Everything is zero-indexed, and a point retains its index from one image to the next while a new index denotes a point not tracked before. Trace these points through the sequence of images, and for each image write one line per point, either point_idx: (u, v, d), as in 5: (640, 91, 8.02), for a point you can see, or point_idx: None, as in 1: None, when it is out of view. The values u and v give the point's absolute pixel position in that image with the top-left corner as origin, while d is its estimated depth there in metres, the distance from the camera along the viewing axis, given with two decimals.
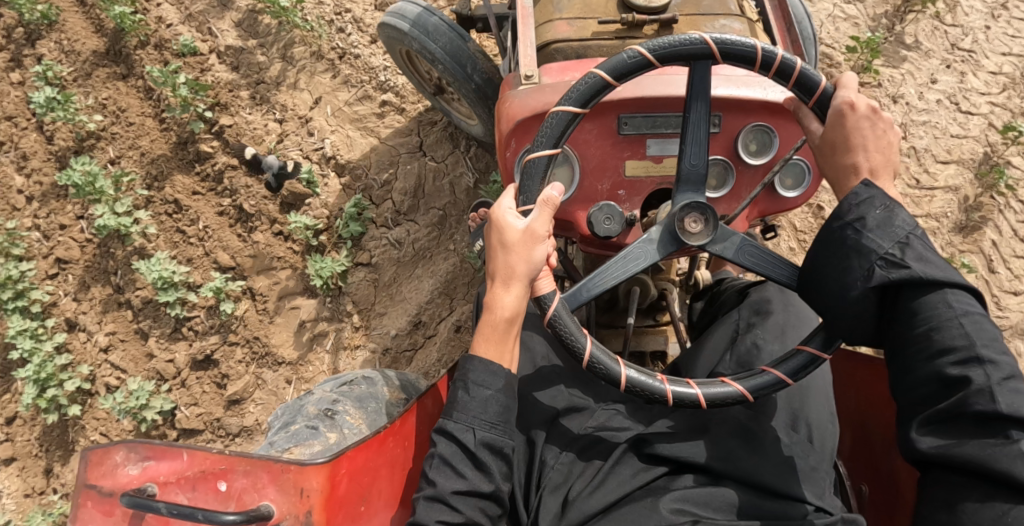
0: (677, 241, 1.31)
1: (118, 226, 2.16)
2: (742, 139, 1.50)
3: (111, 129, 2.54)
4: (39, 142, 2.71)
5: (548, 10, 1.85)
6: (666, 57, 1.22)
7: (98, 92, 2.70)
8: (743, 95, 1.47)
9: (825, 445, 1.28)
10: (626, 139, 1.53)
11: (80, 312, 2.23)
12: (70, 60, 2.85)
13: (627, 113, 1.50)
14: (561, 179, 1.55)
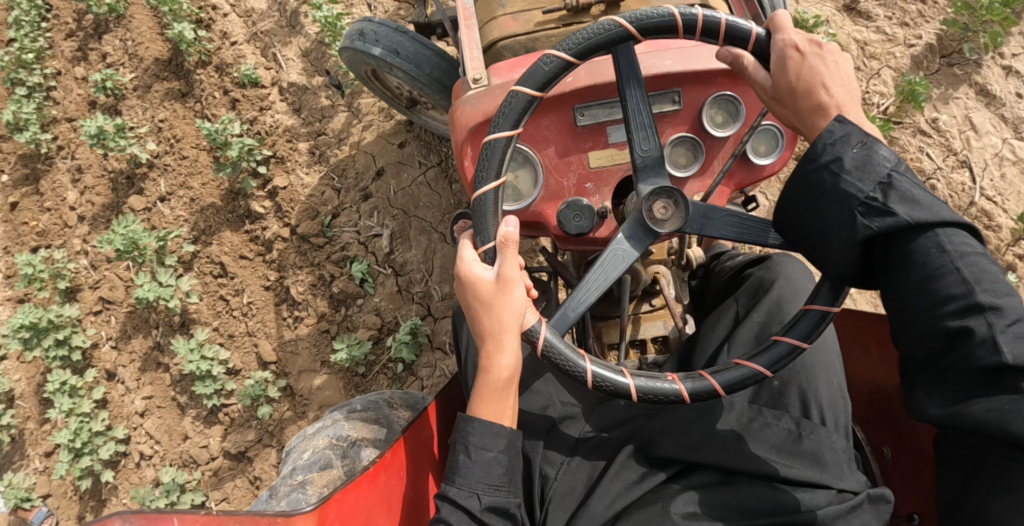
0: (651, 234, 1.15)
1: (158, 298, 2.02)
2: (706, 110, 1.29)
3: (164, 158, 2.41)
4: (94, 153, 2.61)
5: (490, 4, 1.62)
6: (589, 53, 1.11)
7: (155, 110, 2.58)
8: (693, 58, 1.28)
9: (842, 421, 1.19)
10: (585, 131, 1.33)
11: (119, 364, 2.16)
12: (133, 68, 2.74)
13: (582, 103, 1.31)
14: (525, 186, 1.34)
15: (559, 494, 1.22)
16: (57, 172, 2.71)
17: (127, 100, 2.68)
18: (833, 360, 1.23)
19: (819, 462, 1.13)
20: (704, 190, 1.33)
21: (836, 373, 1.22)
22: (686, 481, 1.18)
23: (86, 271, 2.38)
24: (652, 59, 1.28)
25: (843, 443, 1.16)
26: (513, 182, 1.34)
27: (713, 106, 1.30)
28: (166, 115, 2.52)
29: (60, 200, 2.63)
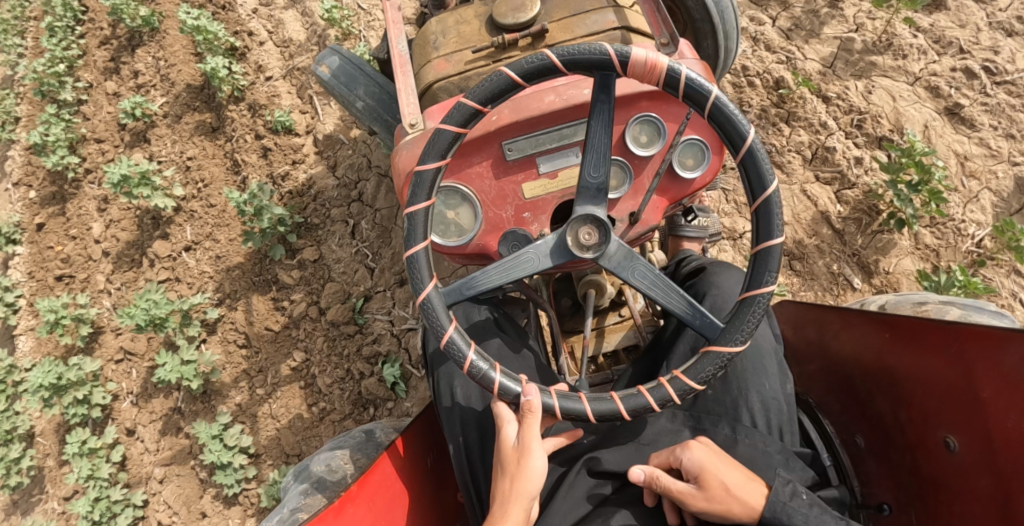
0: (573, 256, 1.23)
1: (180, 378, 1.94)
2: (628, 131, 1.34)
3: (191, 202, 2.31)
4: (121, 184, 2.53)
5: (425, 48, 1.72)
6: (524, 80, 1.20)
7: (184, 144, 2.48)
8: (611, 85, 1.34)
9: (779, 423, 1.32)
10: (515, 164, 1.37)
11: (139, 423, 2.11)
12: (164, 92, 2.64)
13: (509, 139, 1.36)
14: (465, 220, 1.38)
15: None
16: (85, 198, 2.64)
17: (156, 128, 2.58)
18: (765, 366, 1.34)
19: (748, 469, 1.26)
20: (634, 209, 1.37)
21: (771, 379, 1.33)
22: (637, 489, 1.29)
23: (111, 315, 2.32)
24: (570, 91, 1.35)
25: (778, 446, 1.29)
26: (454, 219, 1.38)
27: (636, 125, 1.33)
28: (195, 151, 2.42)
29: (86, 230, 2.56)
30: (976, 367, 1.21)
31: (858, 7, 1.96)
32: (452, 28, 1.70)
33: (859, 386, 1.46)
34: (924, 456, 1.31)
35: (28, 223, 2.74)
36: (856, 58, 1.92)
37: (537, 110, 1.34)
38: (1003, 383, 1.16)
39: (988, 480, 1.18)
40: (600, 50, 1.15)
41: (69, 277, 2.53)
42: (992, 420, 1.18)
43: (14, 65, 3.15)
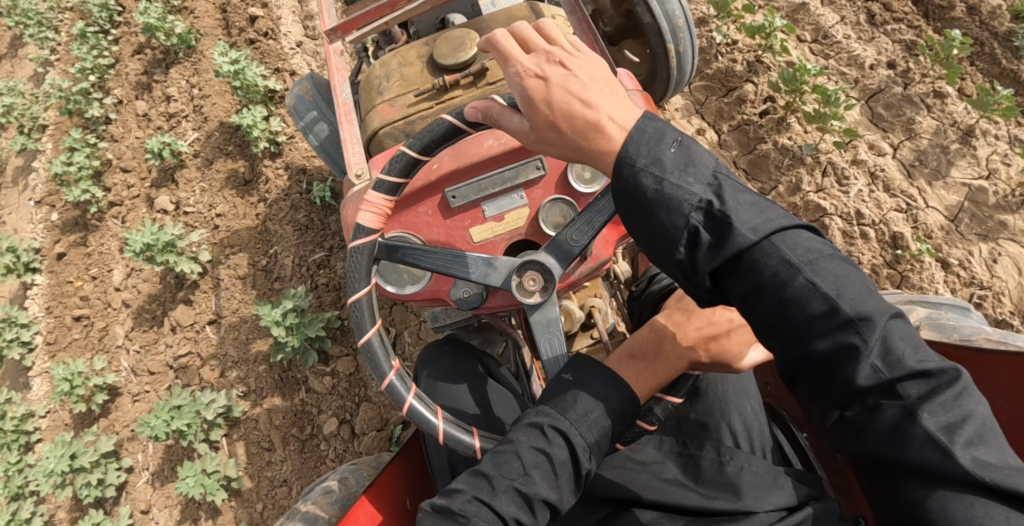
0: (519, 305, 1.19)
1: (201, 489, 1.81)
2: (571, 169, 1.34)
3: (216, 266, 2.16)
4: (146, 227, 2.38)
5: (370, 92, 1.61)
6: (437, 144, 1.18)
7: (214, 194, 2.31)
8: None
9: (755, 439, 1.18)
10: (461, 210, 1.36)
11: (152, 505, 2.02)
12: (197, 128, 2.48)
13: (451, 186, 1.35)
14: (417, 267, 1.35)
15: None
16: (108, 233, 2.49)
17: (185, 169, 2.42)
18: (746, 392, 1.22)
19: (738, 491, 1.05)
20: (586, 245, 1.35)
21: (750, 398, 1.23)
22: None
23: (129, 379, 2.19)
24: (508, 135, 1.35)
25: (766, 464, 1.09)
26: (406, 268, 1.34)
27: (579, 162, 1.33)
28: (224, 208, 2.26)
29: (106, 273, 2.42)
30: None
31: (994, 148, 1.74)
32: (396, 71, 1.59)
33: None
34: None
35: (48, 251, 2.59)
36: (986, 214, 1.69)
37: (477, 156, 1.35)
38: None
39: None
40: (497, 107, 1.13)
41: (87, 323, 2.40)
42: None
43: (47, 66, 2.99)
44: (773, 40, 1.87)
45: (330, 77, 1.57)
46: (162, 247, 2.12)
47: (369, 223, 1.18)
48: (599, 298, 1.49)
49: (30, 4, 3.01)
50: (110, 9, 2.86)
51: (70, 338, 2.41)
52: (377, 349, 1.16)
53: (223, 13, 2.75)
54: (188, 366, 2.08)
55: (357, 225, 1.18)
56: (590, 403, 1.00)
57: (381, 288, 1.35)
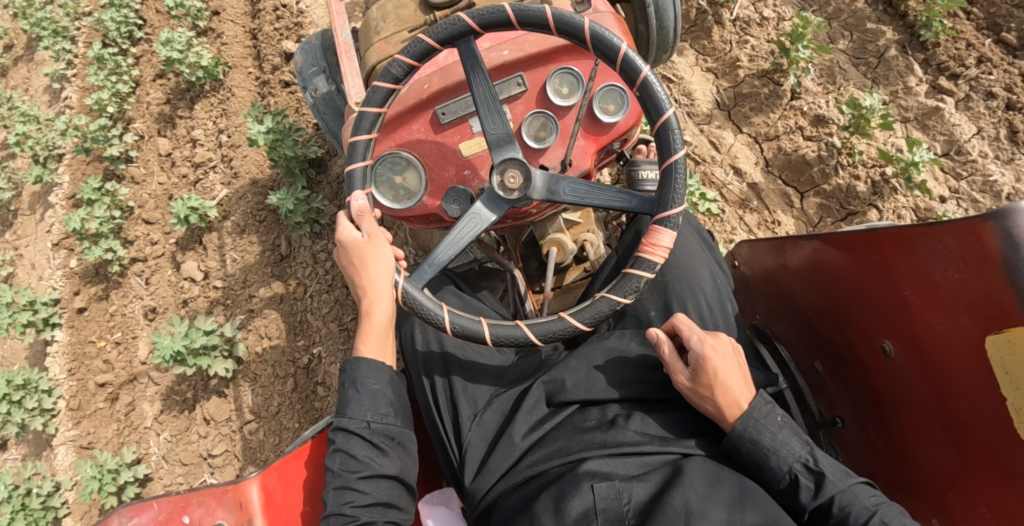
0: (500, 197, 1.39)
1: None
2: (549, 83, 1.52)
3: (253, 359, 2.02)
4: (173, 297, 2.22)
5: (368, 34, 1.75)
6: (444, 42, 1.39)
7: (247, 266, 2.14)
8: (527, 45, 1.55)
9: (711, 330, 1.47)
10: (450, 125, 1.54)
11: None
12: (228, 182, 2.27)
13: (441, 104, 1.53)
14: (412, 183, 1.54)
15: (478, 438, 1.43)
16: (131, 293, 2.31)
17: (214, 234, 2.22)
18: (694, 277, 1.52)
19: None
20: (564, 155, 1.53)
21: (705, 294, 1.51)
22: (622, 420, 1.34)
23: (161, 466, 2.07)
24: (491, 54, 1.55)
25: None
26: (402, 183, 1.54)
27: (556, 77, 1.52)
28: (258, 288, 2.09)
29: (131, 340, 2.26)
30: (896, 276, 1.30)
31: None
32: (392, 13, 1.72)
33: (815, 320, 1.57)
34: (872, 372, 1.42)
35: (68, 303, 2.40)
36: None
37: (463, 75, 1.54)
38: (921, 285, 1.25)
39: (923, 383, 1.29)
40: (506, 14, 1.35)
41: (111, 393, 2.25)
42: (918, 324, 1.27)
43: (63, 82, 2.74)
44: (913, 169, 1.67)
45: (331, 21, 1.72)
46: (194, 349, 1.98)
47: (371, 117, 1.42)
48: (590, 233, 1.90)
49: (46, 12, 2.74)
50: (129, 24, 2.63)
51: (94, 406, 2.26)
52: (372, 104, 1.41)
53: (255, 42, 2.51)
54: (228, 466, 1.99)
55: (358, 119, 1.42)
56: (556, 326, 1.35)
57: (382, 205, 1.54)
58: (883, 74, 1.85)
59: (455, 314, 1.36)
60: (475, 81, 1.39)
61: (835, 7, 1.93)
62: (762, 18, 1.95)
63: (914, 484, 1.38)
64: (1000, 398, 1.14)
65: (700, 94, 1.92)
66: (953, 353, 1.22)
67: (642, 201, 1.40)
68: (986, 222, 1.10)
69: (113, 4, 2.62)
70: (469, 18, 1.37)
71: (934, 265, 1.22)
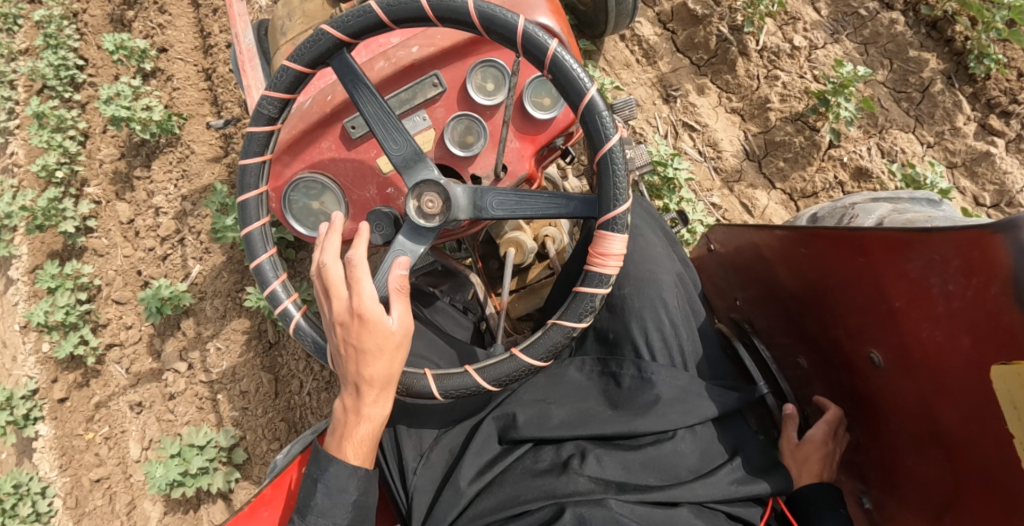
0: (418, 223, 1.18)
1: None
2: (469, 80, 1.31)
3: (255, 463, 1.89)
4: (158, 390, 2.06)
5: (275, 35, 1.65)
6: (314, 63, 1.19)
7: (233, 359, 1.96)
8: (437, 38, 1.31)
9: (675, 355, 1.27)
10: (363, 139, 1.33)
11: None
12: (199, 257, 2.06)
13: (348, 117, 1.31)
14: (332, 208, 1.36)
15: (425, 481, 1.27)
16: (112, 382, 2.14)
17: (192, 320, 2.03)
18: (654, 273, 1.31)
19: (655, 405, 1.21)
20: (495, 161, 1.33)
21: (670, 311, 1.29)
22: (576, 463, 1.18)
23: None
24: (400, 52, 1.32)
25: (688, 378, 1.23)
26: (321, 209, 1.35)
27: (477, 72, 1.31)
28: (249, 384, 1.93)
29: (120, 434, 2.10)
30: (885, 279, 1.10)
31: None
32: (297, 10, 1.62)
33: (789, 310, 1.36)
34: (855, 379, 1.23)
35: (47, 393, 2.23)
36: None
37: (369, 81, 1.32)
38: (914, 292, 1.05)
39: (913, 400, 1.10)
40: (375, 14, 1.13)
41: (107, 490, 2.11)
42: (909, 334, 1.07)
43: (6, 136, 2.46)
44: None
45: (233, 24, 1.67)
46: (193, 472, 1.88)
47: (254, 168, 1.26)
48: (553, 227, 1.71)
49: None
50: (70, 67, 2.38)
51: (92, 504, 2.12)
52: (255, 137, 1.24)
53: (210, 84, 2.25)
54: None
55: (242, 173, 1.26)
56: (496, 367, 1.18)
57: (302, 233, 1.37)
58: (929, 111, 1.67)
59: (399, 371, 1.20)
60: (361, 98, 1.18)
61: (872, 30, 1.72)
62: (792, 48, 1.72)
63: (897, 501, 1.21)
64: (1005, 435, 0.94)
65: (727, 144, 1.71)
66: (953, 374, 1.01)
67: (583, 204, 1.18)
68: (994, 234, 0.91)
69: (48, 44, 2.38)
70: (333, 29, 1.16)
71: (930, 273, 1.01)
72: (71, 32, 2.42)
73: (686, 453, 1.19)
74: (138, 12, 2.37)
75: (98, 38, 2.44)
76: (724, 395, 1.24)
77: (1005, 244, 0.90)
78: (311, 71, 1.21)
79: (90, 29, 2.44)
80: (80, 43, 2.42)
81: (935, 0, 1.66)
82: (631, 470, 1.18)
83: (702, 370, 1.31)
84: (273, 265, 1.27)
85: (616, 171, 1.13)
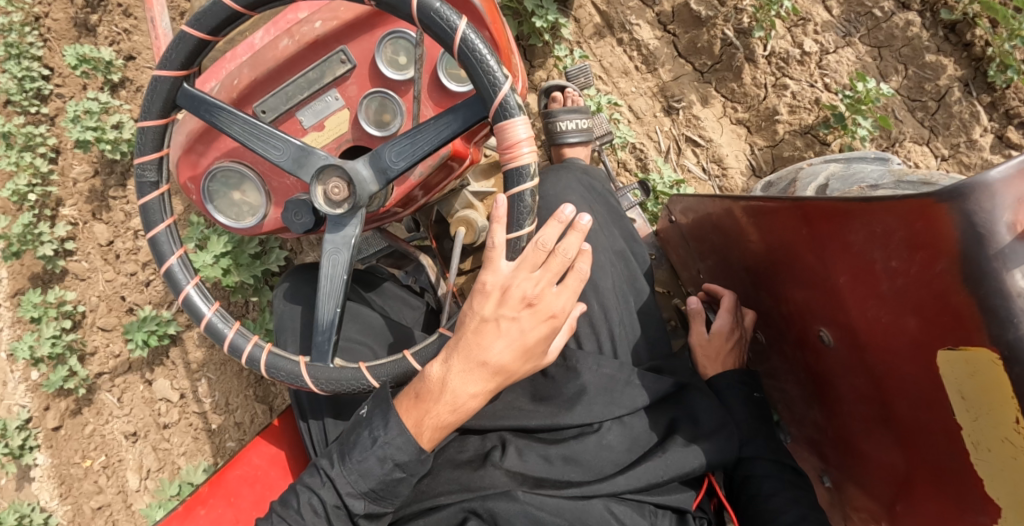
0: (330, 214, 1.12)
1: None
2: (378, 55, 1.18)
3: None
4: (151, 422, 2.01)
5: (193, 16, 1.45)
6: (167, 110, 1.16)
7: (226, 389, 1.94)
8: (341, 9, 1.16)
9: (603, 342, 1.37)
10: (277, 122, 1.23)
11: None
12: None
13: (257, 101, 1.20)
14: (253, 196, 1.25)
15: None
16: (104, 411, 2.10)
17: (183, 350, 1.96)
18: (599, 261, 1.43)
19: (576, 405, 1.28)
20: None
21: (600, 294, 1.41)
22: (497, 455, 1.25)
23: None
24: (300, 28, 1.16)
25: (616, 367, 1.31)
26: (242, 198, 1.25)
27: (386, 45, 1.18)
28: (244, 415, 1.92)
29: (116, 464, 2.07)
30: (834, 257, 1.11)
31: None
32: None
33: (754, 282, 1.39)
34: (810, 352, 1.27)
35: (41, 421, 2.21)
36: None
37: (273, 60, 1.17)
38: (857, 269, 1.07)
39: (864, 381, 1.13)
40: (193, 36, 1.09)
41: (109, 517, 2.13)
42: (855, 313, 1.10)
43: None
44: None
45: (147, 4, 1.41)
46: None
47: (165, 235, 1.21)
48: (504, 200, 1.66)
49: None
50: (33, 77, 2.30)
51: None
52: (151, 206, 1.20)
53: None
54: None
55: (154, 246, 1.20)
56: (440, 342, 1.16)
57: (227, 226, 1.28)
58: (943, 121, 1.65)
59: (378, 367, 1.17)
60: (222, 120, 1.13)
61: (886, 32, 1.67)
62: (803, 54, 1.66)
63: (853, 475, 1.25)
64: (954, 423, 0.97)
65: (732, 161, 1.69)
66: (900, 358, 1.03)
67: (467, 110, 1.06)
68: (943, 206, 0.88)
69: (10, 54, 2.28)
70: (164, 69, 1.12)
71: (875, 249, 1.02)
72: (34, 39, 2.31)
73: (608, 446, 1.26)
74: (101, 15, 2.28)
75: (62, 45, 2.34)
76: (656, 382, 1.31)
77: (955, 218, 0.87)
78: (170, 120, 1.18)
79: (53, 35, 2.33)
80: (43, 51, 2.32)
81: (955, 3, 1.60)
82: (552, 464, 1.24)
83: (637, 356, 1.41)
84: (223, 318, 1.22)
85: (477, 63, 1.01)
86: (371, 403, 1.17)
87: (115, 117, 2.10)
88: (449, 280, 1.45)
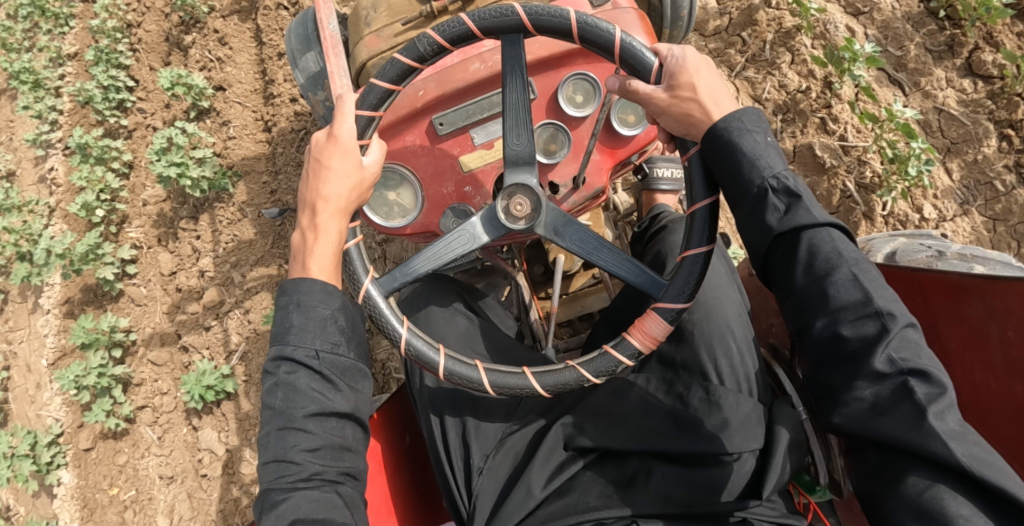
0: (505, 227, 1.19)
1: None
2: (561, 90, 1.28)
3: None
4: (191, 465, 1.98)
5: (357, 25, 1.46)
6: (488, 31, 1.12)
7: None
8: (535, 47, 1.28)
9: (742, 380, 1.21)
10: (448, 137, 1.30)
11: None
12: (244, 336, 1.96)
13: (438, 113, 1.28)
14: (406, 201, 1.32)
15: (489, 487, 1.23)
16: (141, 444, 2.06)
17: (238, 404, 1.93)
18: (726, 296, 1.28)
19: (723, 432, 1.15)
20: (576, 171, 1.32)
21: (737, 339, 1.24)
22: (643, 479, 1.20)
23: None
24: (494, 57, 1.27)
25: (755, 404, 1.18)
26: (395, 200, 1.31)
27: (569, 84, 1.28)
28: None
29: (146, 502, 2.03)
30: (943, 325, 1.20)
31: None
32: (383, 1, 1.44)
33: None
34: None
35: (73, 438, 2.18)
36: None
37: (462, 82, 1.27)
38: (969, 338, 1.16)
39: None
40: (568, 21, 1.10)
41: None
42: (963, 379, 1.17)
43: (46, 147, 2.56)
44: None
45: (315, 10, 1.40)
46: None
47: (380, 92, 1.15)
48: None
49: (26, 61, 2.60)
50: (117, 85, 2.36)
51: None
52: (404, 64, 1.14)
53: (268, 136, 2.16)
54: None
55: (370, 90, 1.15)
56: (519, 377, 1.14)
57: (372, 224, 1.31)
58: None
59: (454, 361, 1.14)
60: (509, 84, 1.16)
61: (1005, 205, 1.67)
62: (920, 218, 1.66)
63: None
64: None
65: None
66: (999, 416, 1.11)
67: (648, 284, 1.18)
68: None
69: (99, 60, 2.37)
70: (402, 57, 1.14)
71: (990, 322, 1.12)
72: (124, 48, 2.42)
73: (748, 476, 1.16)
74: (196, 39, 2.35)
75: (151, 56, 2.44)
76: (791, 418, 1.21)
77: None
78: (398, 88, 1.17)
79: (144, 45, 2.44)
80: (131, 61, 2.41)
81: None
82: (694, 491, 1.15)
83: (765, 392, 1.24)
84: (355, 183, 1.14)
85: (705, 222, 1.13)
86: (279, 303, 1.09)
87: (200, 152, 2.07)
88: (553, 304, 1.53)
